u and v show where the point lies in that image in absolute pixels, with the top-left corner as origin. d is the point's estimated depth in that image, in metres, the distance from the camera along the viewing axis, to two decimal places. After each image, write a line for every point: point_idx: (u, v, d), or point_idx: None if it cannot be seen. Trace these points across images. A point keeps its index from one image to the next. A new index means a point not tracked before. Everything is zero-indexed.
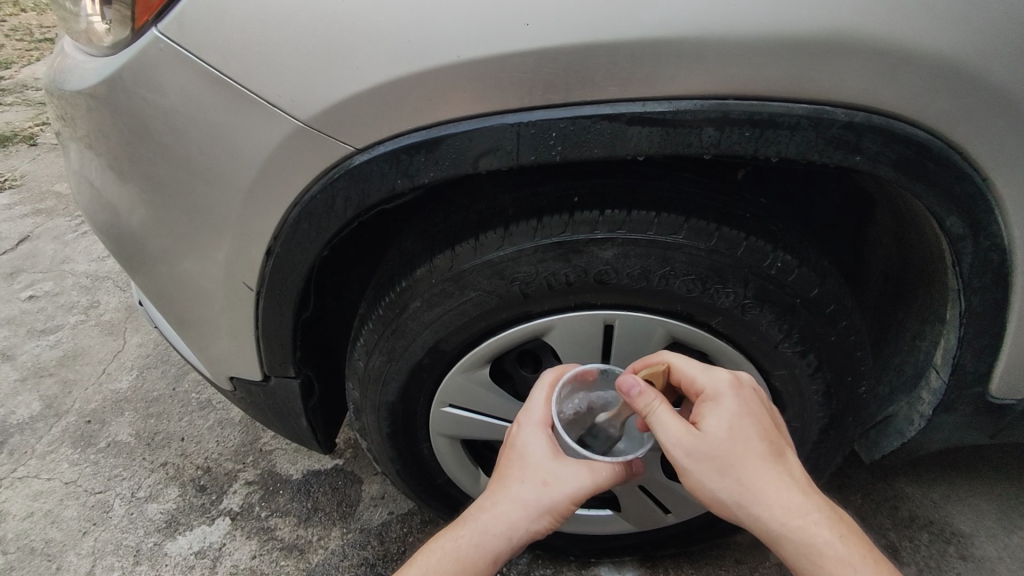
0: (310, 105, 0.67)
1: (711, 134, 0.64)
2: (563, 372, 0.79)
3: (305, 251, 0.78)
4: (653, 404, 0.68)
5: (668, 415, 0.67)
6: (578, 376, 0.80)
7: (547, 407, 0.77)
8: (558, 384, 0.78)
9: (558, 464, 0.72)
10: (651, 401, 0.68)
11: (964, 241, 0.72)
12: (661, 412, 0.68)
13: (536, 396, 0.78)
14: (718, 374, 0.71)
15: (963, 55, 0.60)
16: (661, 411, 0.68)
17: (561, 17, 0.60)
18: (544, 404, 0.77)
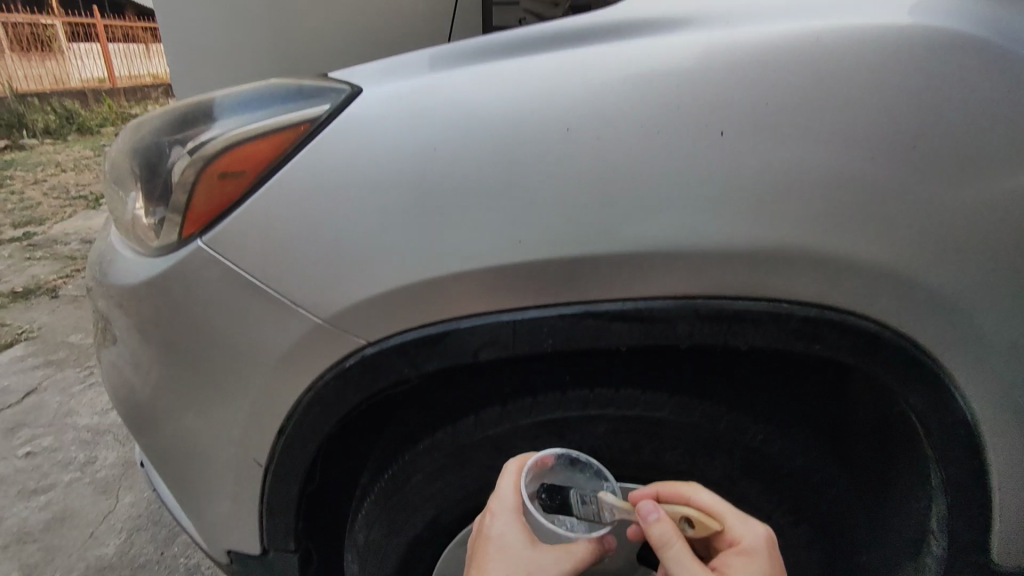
0: (329, 306, 0.75)
1: (684, 328, 0.73)
2: (525, 458, 0.80)
3: (314, 430, 0.84)
4: (671, 539, 0.70)
5: (682, 553, 0.69)
6: (539, 464, 0.81)
7: (518, 495, 0.78)
8: (524, 470, 0.79)
9: (539, 557, 0.74)
10: (668, 532, 0.70)
11: (930, 417, 0.77)
12: (678, 550, 0.69)
13: (504, 483, 0.78)
14: (755, 526, 0.74)
15: (899, 263, 0.69)
16: (677, 544, 0.70)
17: (548, 235, 0.70)
18: (514, 491, 0.78)
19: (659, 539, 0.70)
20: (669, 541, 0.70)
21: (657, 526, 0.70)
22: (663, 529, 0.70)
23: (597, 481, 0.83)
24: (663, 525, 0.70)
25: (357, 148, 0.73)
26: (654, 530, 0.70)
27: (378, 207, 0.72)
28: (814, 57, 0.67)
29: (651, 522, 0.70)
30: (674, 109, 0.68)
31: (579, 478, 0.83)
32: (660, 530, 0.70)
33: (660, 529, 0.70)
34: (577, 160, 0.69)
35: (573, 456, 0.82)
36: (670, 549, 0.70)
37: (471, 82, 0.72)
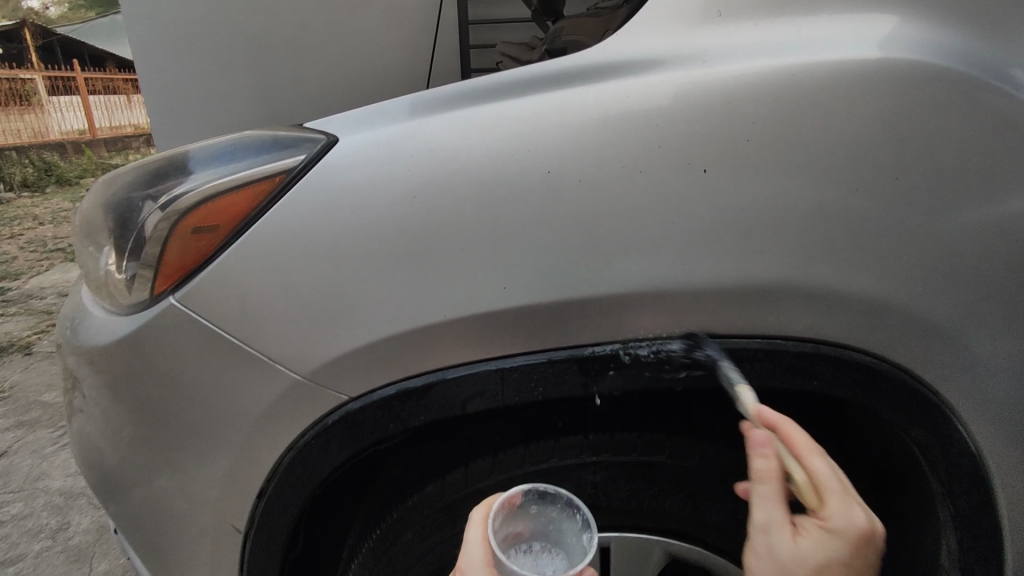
0: (310, 361, 0.72)
1: (679, 368, 0.71)
2: (490, 503, 0.65)
3: (297, 492, 0.79)
4: (829, 478, 0.55)
5: (822, 540, 0.54)
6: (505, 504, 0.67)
7: (488, 548, 0.61)
8: (490, 517, 0.64)
9: None
10: (834, 489, 0.55)
11: (933, 448, 0.76)
12: (826, 535, 0.54)
13: (471, 536, 0.62)
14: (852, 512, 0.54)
15: (890, 294, 0.68)
16: (837, 537, 0.53)
17: (533, 280, 0.68)
18: (482, 544, 0.61)
19: (811, 469, 0.56)
20: (823, 483, 0.55)
21: (816, 458, 0.56)
22: (826, 472, 0.56)
23: (573, 512, 0.68)
24: (841, 501, 0.54)
25: (335, 198, 0.71)
26: (808, 454, 0.57)
27: (359, 257, 0.70)
28: (793, 93, 0.68)
29: (784, 458, 0.57)
30: (656, 148, 0.67)
31: (552, 510, 0.69)
32: (799, 475, 0.56)
33: (837, 509, 0.54)
34: (561, 203, 0.67)
35: (539, 488, 0.69)
36: (830, 522, 0.54)
37: (450, 127, 0.71)
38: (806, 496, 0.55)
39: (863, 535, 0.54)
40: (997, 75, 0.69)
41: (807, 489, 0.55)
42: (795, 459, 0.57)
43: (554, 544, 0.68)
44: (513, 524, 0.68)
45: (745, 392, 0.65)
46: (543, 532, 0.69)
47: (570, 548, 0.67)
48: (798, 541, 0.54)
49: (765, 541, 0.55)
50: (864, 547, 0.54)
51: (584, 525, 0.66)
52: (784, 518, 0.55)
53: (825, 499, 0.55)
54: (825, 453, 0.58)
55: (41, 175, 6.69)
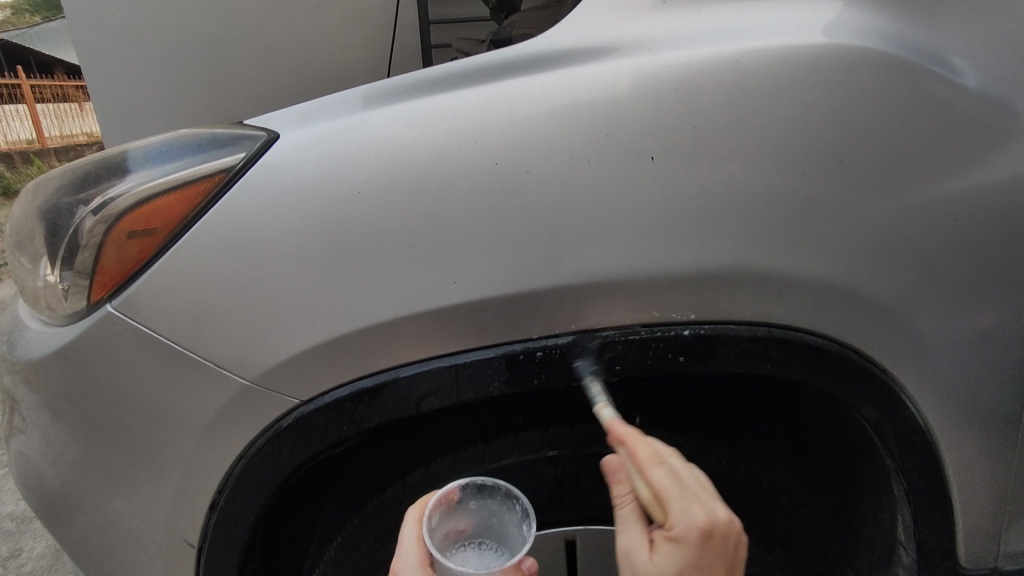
0: (257, 365, 0.70)
1: (634, 358, 0.70)
2: (425, 503, 0.69)
3: (250, 502, 0.76)
4: (669, 487, 0.57)
5: (672, 554, 0.54)
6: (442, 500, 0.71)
7: (422, 547, 0.65)
8: (424, 518, 0.67)
9: None
10: (671, 494, 0.56)
11: (884, 426, 0.77)
12: (674, 547, 0.54)
13: (406, 536, 0.66)
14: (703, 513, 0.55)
15: (835, 275, 0.69)
16: (681, 543, 0.54)
17: (483, 273, 0.67)
18: (417, 543, 0.65)
19: (650, 480, 0.58)
20: (663, 491, 0.57)
21: (657, 469, 0.59)
22: (665, 481, 0.58)
23: (512, 503, 0.73)
24: (683, 509, 0.55)
25: (277, 196, 0.68)
26: (650, 466, 0.59)
27: (304, 256, 0.68)
28: (735, 80, 0.68)
29: (634, 477, 0.61)
30: (603, 137, 0.67)
31: (492, 503, 0.74)
32: (642, 489, 0.59)
33: (680, 512, 0.55)
34: (509, 194, 0.66)
35: (477, 482, 0.73)
36: (674, 531, 0.55)
37: (393, 120, 0.69)
38: (654, 509, 0.58)
39: (709, 534, 0.54)
40: (930, 59, 0.70)
41: (651, 501, 0.58)
42: (640, 473, 0.60)
43: (495, 534, 0.74)
44: (452, 518, 0.74)
45: (604, 407, 0.66)
46: (485, 525, 0.75)
47: (510, 537, 0.72)
48: (654, 557, 0.56)
49: (628, 559, 0.58)
50: (715, 540, 0.54)
51: (522, 515, 0.71)
52: (642, 537, 0.58)
53: (668, 508, 0.56)
54: (672, 462, 0.60)
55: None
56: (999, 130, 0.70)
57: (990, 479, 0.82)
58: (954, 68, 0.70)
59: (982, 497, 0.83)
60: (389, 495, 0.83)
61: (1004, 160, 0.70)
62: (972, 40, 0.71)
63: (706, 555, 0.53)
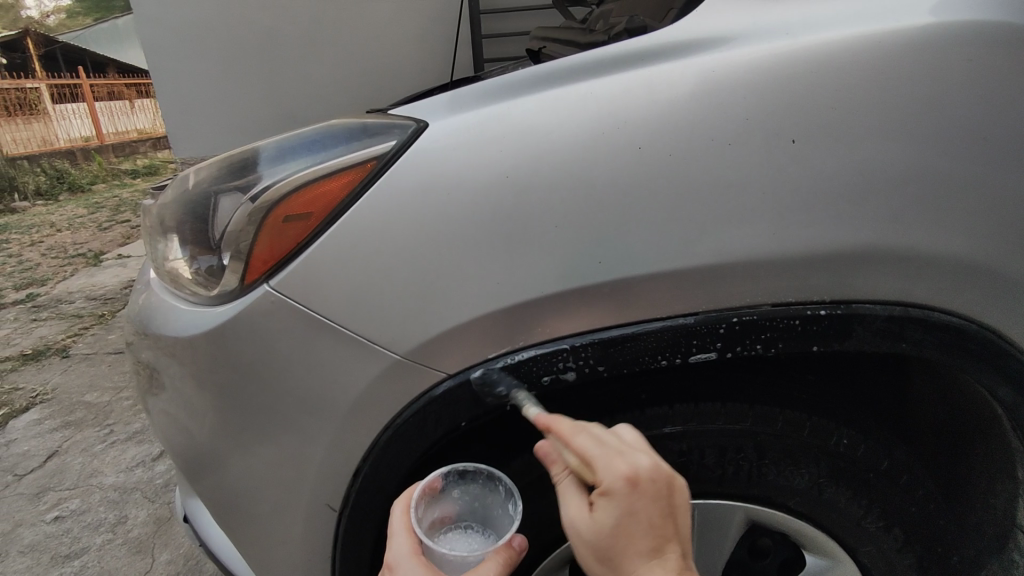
0: (408, 341, 0.74)
1: (770, 335, 0.71)
2: (411, 494, 0.71)
3: (392, 469, 0.82)
4: (591, 447, 0.58)
5: (608, 505, 0.54)
6: (425, 490, 0.74)
7: (412, 537, 0.66)
8: (410, 510, 0.69)
9: None
10: (594, 454, 0.57)
11: (1018, 407, 0.77)
12: (606, 499, 0.54)
13: (396, 527, 0.67)
14: (634, 462, 0.55)
15: (976, 254, 0.70)
16: (613, 495, 0.54)
17: (626, 253, 0.69)
18: (407, 532, 0.67)
19: (577, 447, 0.59)
20: (587, 453, 0.58)
21: (580, 435, 0.60)
22: (590, 443, 0.58)
23: (493, 484, 0.79)
24: (609, 461, 0.56)
25: (428, 183, 0.73)
26: (573, 434, 0.60)
27: (455, 238, 0.72)
28: (880, 61, 0.69)
29: (563, 451, 0.62)
30: (745, 120, 0.68)
31: (473, 488, 0.80)
32: (573, 457, 0.60)
33: (604, 467, 0.55)
34: (652, 177, 0.69)
35: (458, 469, 0.78)
36: (603, 485, 0.55)
37: (538, 107, 0.72)
38: (582, 471, 0.58)
39: (633, 485, 0.53)
40: None
41: (580, 467, 0.58)
42: (567, 444, 0.61)
43: (479, 517, 0.80)
44: (438, 505, 0.78)
45: (531, 406, 0.69)
46: (468, 509, 0.80)
47: (495, 517, 0.78)
48: (594, 514, 0.55)
49: (571, 523, 0.57)
50: (646, 489, 0.54)
51: (506, 494, 0.77)
52: (584, 500, 0.58)
53: (594, 467, 0.56)
54: (597, 429, 0.61)
55: (54, 183, 6.75)
56: None
57: None
58: None
59: None
60: None
61: None
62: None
63: (639, 502, 0.53)
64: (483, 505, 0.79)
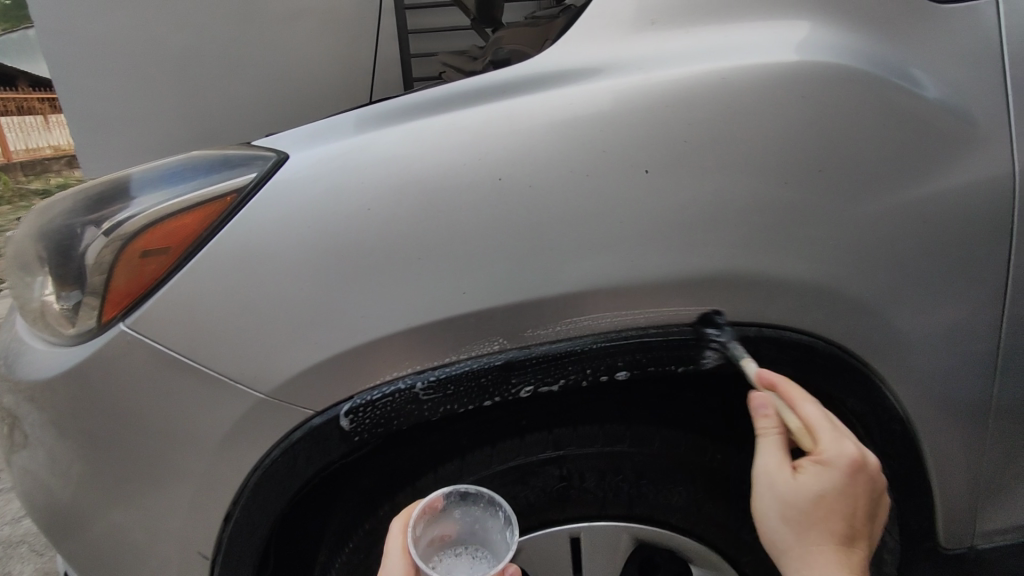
0: (273, 379, 0.72)
1: (632, 358, 0.73)
2: (410, 513, 0.72)
3: (265, 511, 0.78)
4: (820, 420, 0.63)
5: (820, 474, 0.61)
6: (426, 510, 0.75)
7: (407, 558, 0.67)
8: (409, 529, 0.70)
9: None
10: (822, 427, 0.63)
11: (868, 417, 0.82)
12: (823, 470, 0.61)
13: (392, 547, 0.69)
14: (844, 446, 0.61)
15: (821, 277, 0.74)
16: (831, 468, 0.60)
17: (490, 284, 0.70)
18: (402, 553, 0.68)
19: (803, 415, 0.64)
20: (813, 424, 0.63)
21: (809, 405, 0.65)
22: (816, 414, 0.64)
23: (493, 509, 0.78)
24: (834, 439, 0.62)
25: (290, 217, 0.71)
26: (800, 401, 0.65)
27: (321, 273, 0.71)
28: (725, 96, 0.72)
29: (780, 410, 0.66)
30: (600, 152, 0.70)
31: (475, 510, 0.79)
32: (794, 420, 0.65)
33: (829, 443, 0.61)
34: (513, 209, 0.69)
35: (461, 490, 0.78)
36: (824, 456, 0.61)
37: (399, 139, 0.72)
38: (801, 437, 0.63)
39: (854, 472, 0.61)
40: (905, 76, 0.76)
41: (801, 431, 0.64)
42: (790, 408, 0.66)
43: (478, 540, 0.79)
44: (438, 525, 0.78)
45: (750, 361, 0.71)
46: (467, 530, 0.80)
47: (493, 543, 0.77)
48: (798, 478, 0.62)
49: (767, 480, 0.64)
50: (862, 478, 0.61)
51: (504, 521, 0.76)
52: (783, 462, 0.64)
53: (817, 438, 0.62)
54: (820, 403, 0.66)
55: None
56: (970, 139, 0.75)
57: (965, 460, 0.89)
58: (924, 84, 0.76)
59: (956, 478, 0.90)
60: (400, 499, 0.86)
61: (976, 166, 0.75)
62: (945, 55, 0.76)
63: (849, 482, 0.61)
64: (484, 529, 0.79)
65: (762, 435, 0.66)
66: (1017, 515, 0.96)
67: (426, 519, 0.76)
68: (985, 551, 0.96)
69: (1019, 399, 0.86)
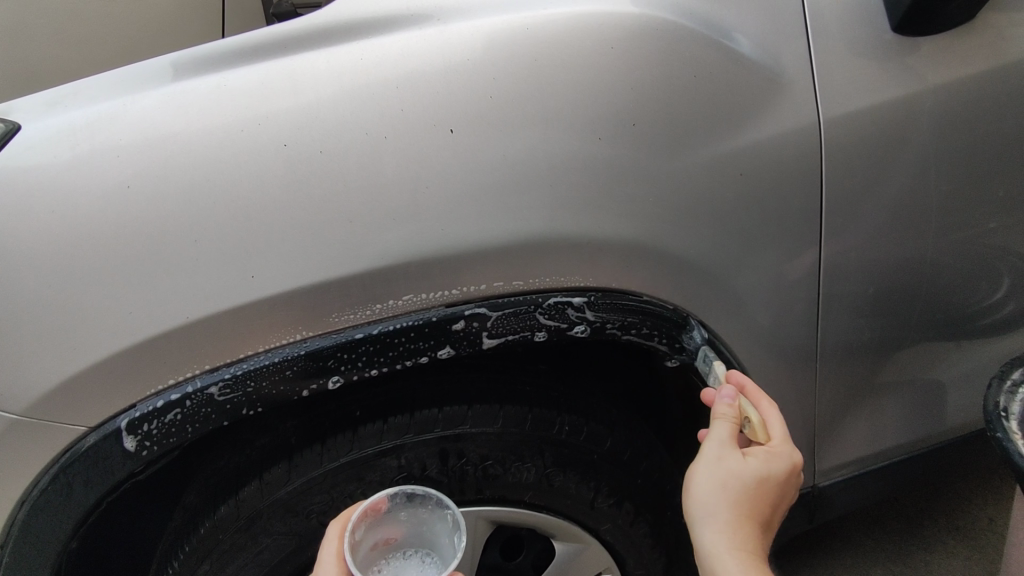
0: (24, 395, 0.60)
1: (455, 336, 0.69)
2: (349, 517, 0.68)
3: (44, 551, 0.66)
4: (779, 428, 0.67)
5: (771, 458, 0.65)
6: (367, 513, 0.69)
7: (342, 564, 0.65)
8: (346, 535, 0.66)
9: None
10: (778, 426, 0.67)
11: (704, 373, 0.82)
12: (773, 454, 0.65)
13: (327, 553, 0.66)
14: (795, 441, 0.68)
15: (643, 237, 0.72)
16: (781, 455, 0.65)
17: (284, 267, 0.62)
18: (337, 560, 0.65)
19: (765, 414, 0.68)
20: (771, 423, 0.68)
21: (774, 414, 0.68)
22: (774, 417, 0.68)
23: (443, 512, 0.72)
24: (785, 438, 0.67)
25: (30, 198, 0.59)
26: (764, 406, 0.69)
27: (73, 264, 0.59)
28: (532, 49, 0.68)
29: (742, 404, 0.69)
30: (399, 111, 0.64)
31: (422, 512, 0.73)
32: (754, 415, 0.68)
33: (782, 439, 0.66)
34: (304, 178, 0.62)
35: (406, 491, 0.70)
36: (776, 448, 0.66)
37: (163, 104, 0.63)
38: (758, 432, 0.67)
39: (794, 468, 0.66)
40: (714, 27, 0.74)
41: (760, 427, 0.67)
42: (752, 406, 0.70)
43: (428, 544, 0.73)
44: (383, 529, 0.72)
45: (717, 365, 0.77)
46: (415, 533, 0.73)
47: (442, 547, 0.71)
48: (748, 459, 0.65)
49: (718, 456, 0.65)
50: (796, 477, 0.66)
51: (454, 525, 0.70)
52: (734, 444, 0.66)
53: (772, 435, 0.67)
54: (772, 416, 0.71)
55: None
56: (779, 89, 0.76)
57: (801, 405, 0.92)
58: (733, 35, 0.75)
59: (794, 423, 0.93)
60: (222, 517, 0.75)
61: (785, 116, 0.76)
62: (751, 5, 0.76)
63: (772, 474, 0.64)
64: (437, 536, 0.72)
65: (719, 418, 0.68)
66: (851, 452, 1.01)
67: (369, 528, 0.70)
68: (826, 488, 1.02)
69: (842, 342, 0.90)
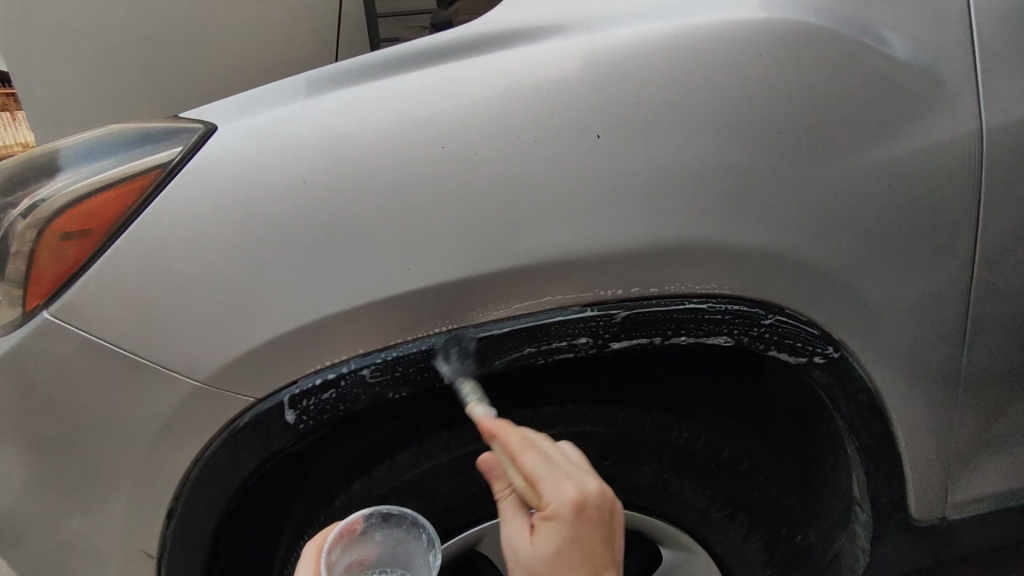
0: (208, 364, 0.67)
1: (588, 336, 0.70)
2: (326, 535, 0.67)
3: (210, 506, 0.74)
4: (540, 469, 0.56)
5: (550, 531, 0.53)
6: (344, 532, 0.71)
7: None
8: (324, 550, 0.66)
9: None
10: (542, 474, 0.56)
11: (834, 388, 0.79)
12: (551, 525, 0.53)
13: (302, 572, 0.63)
14: (563, 483, 0.54)
15: (782, 245, 0.71)
16: (556, 521, 0.53)
17: (435, 261, 0.66)
18: None
19: (523, 466, 0.57)
20: (534, 474, 0.56)
21: (527, 454, 0.58)
22: (536, 462, 0.57)
23: (416, 532, 0.77)
24: (552, 484, 0.54)
25: (223, 189, 0.67)
26: (520, 452, 0.58)
27: (253, 250, 0.66)
28: (680, 56, 0.69)
29: (506, 466, 0.60)
30: (548, 115, 0.67)
31: (396, 532, 0.77)
32: (517, 478, 0.58)
33: (550, 490, 0.54)
34: (458, 177, 0.66)
35: (383, 511, 0.75)
36: (547, 510, 0.53)
37: (335, 108, 0.68)
38: (528, 494, 0.56)
39: (578, 510, 0.53)
40: (869, 31, 0.72)
41: (525, 487, 0.57)
42: (512, 463, 0.59)
43: (400, 565, 0.76)
44: (354, 552, 0.74)
45: (478, 405, 0.65)
46: (387, 554, 0.77)
47: (415, 566, 0.75)
48: (534, 538, 0.54)
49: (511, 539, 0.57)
50: (593, 509, 0.53)
51: (428, 543, 0.75)
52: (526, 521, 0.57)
53: (540, 490, 0.55)
54: (542, 447, 0.59)
55: None
56: (936, 96, 0.72)
57: (936, 430, 0.87)
58: (888, 40, 0.72)
59: (926, 449, 0.88)
60: (355, 491, 0.80)
61: (942, 124, 0.72)
62: (910, 9, 0.73)
63: (581, 531, 0.52)
64: (409, 556, 0.77)
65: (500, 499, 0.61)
66: (987, 485, 0.94)
67: (342, 550, 0.71)
68: (956, 521, 0.95)
69: (988, 365, 0.84)
